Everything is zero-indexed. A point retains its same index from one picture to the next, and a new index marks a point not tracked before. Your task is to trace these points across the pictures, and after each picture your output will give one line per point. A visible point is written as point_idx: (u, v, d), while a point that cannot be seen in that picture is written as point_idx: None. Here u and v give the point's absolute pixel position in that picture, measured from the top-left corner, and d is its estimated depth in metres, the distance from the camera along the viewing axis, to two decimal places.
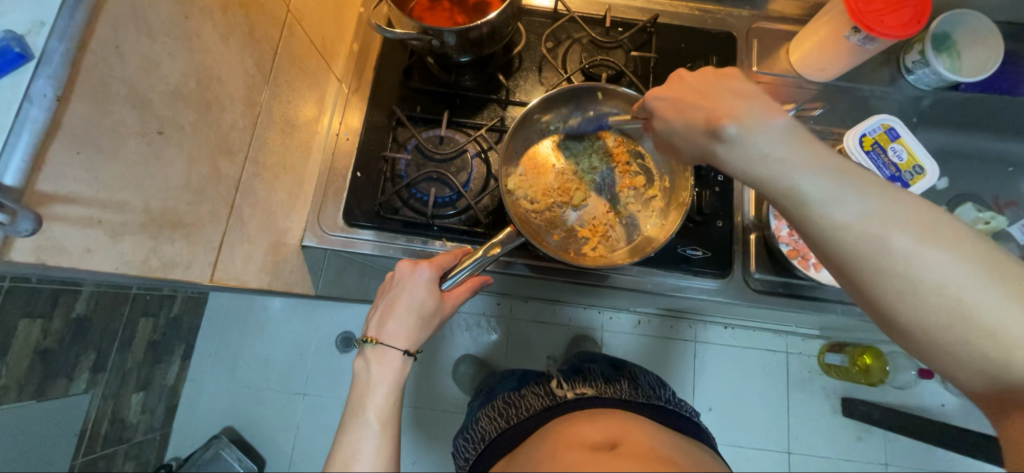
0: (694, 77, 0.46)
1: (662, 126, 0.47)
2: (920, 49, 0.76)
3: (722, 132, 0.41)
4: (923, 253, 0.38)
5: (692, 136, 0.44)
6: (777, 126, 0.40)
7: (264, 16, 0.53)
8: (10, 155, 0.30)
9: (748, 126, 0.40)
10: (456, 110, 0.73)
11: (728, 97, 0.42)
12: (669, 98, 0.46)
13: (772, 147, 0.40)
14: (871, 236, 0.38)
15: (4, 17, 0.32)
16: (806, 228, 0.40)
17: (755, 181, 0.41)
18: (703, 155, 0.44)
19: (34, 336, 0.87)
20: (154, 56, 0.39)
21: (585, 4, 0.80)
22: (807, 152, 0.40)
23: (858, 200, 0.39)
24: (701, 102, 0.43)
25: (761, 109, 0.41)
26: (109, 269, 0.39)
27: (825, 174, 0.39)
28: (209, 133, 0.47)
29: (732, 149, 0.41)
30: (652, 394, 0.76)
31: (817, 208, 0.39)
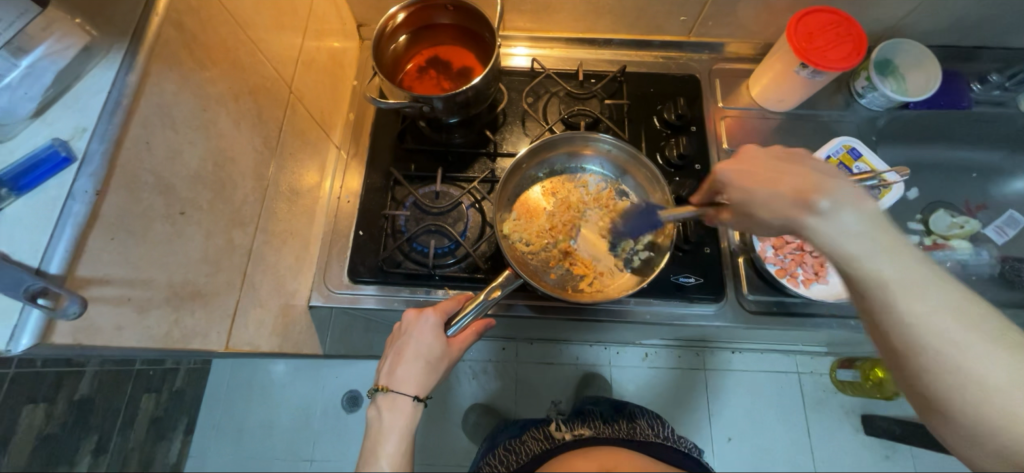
0: (767, 158, 0.47)
1: (741, 194, 0.46)
2: (866, 76, 0.83)
3: (815, 206, 0.41)
4: (972, 346, 0.41)
5: (780, 205, 0.43)
6: (868, 210, 0.42)
7: (270, 100, 0.59)
8: (55, 247, 0.34)
9: (839, 202, 0.41)
10: (449, 165, 0.78)
11: (805, 171, 0.44)
12: (743, 168, 0.47)
13: (861, 229, 0.41)
14: (935, 323, 0.41)
15: (50, 127, 0.37)
16: (878, 309, 0.43)
17: (838, 257, 0.43)
18: (790, 225, 0.44)
19: (36, 422, 0.87)
20: (177, 146, 0.43)
21: (559, 62, 0.88)
22: (891, 239, 0.42)
23: (929, 289, 0.41)
24: (787, 176, 0.44)
25: (848, 188, 0.42)
26: (137, 344, 0.41)
27: (904, 263, 0.41)
28: (224, 208, 0.51)
29: (823, 223, 0.42)
30: (650, 432, 0.77)
31: (895, 293, 0.41)
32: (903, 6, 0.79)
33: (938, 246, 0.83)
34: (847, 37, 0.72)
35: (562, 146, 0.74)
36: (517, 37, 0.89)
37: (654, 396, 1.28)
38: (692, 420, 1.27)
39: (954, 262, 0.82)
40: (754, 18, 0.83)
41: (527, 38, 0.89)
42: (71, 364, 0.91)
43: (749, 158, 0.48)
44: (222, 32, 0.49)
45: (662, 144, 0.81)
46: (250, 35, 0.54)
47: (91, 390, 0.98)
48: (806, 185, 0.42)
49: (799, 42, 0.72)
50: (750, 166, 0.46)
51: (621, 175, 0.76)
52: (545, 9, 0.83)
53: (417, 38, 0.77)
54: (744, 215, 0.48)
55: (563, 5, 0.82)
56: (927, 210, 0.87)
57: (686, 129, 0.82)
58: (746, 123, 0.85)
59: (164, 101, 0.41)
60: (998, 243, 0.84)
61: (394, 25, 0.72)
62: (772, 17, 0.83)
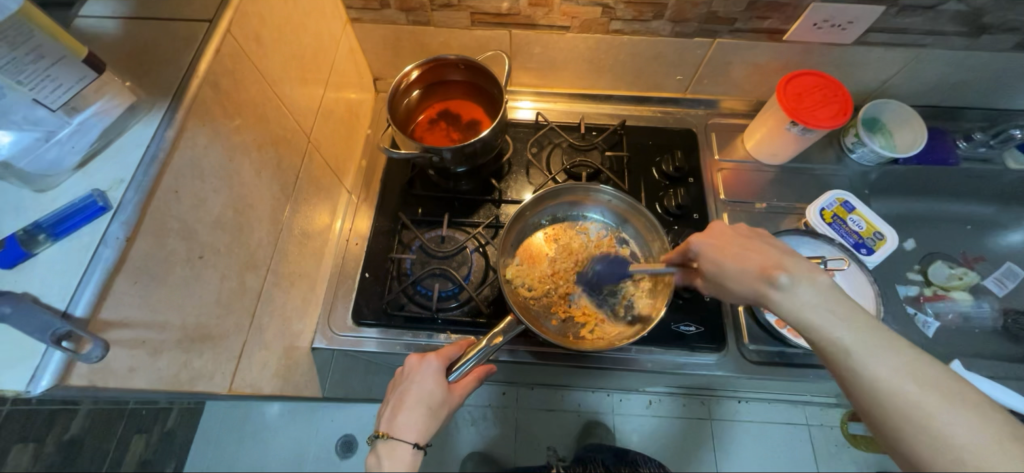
0: (735, 234, 0.54)
1: (713, 265, 0.53)
2: (854, 132, 0.87)
3: (775, 280, 0.47)
4: (950, 416, 0.39)
5: (746, 278, 0.50)
6: (822, 282, 0.47)
7: (290, 149, 0.63)
8: (82, 291, 0.36)
9: (796, 276, 0.47)
10: (455, 211, 0.81)
11: (770, 249, 0.50)
12: (715, 242, 0.54)
13: (818, 299, 0.46)
14: (902, 388, 0.41)
15: (90, 177, 0.40)
16: (843, 373, 0.44)
17: (805, 326, 0.46)
18: (759, 298, 0.49)
19: (24, 463, 0.85)
20: (203, 195, 0.46)
21: (562, 115, 0.93)
22: (844, 307, 0.45)
23: (888, 353, 0.43)
24: (749, 252, 0.51)
25: (806, 264, 0.48)
26: (146, 386, 0.42)
27: (858, 328, 0.44)
28: (240, 251, 0.53)
29: (783, 295, 0.47)
30: None
31: (854, 355, 0.43)
32: (886, 70, 0.84)
33: (939, 297, 0.83)
34: (833, 98, 0.77)
35: (564, 196, 0.77)
36: (523, 92, 0.94)
37: (658, 448, 1.25)
38: None
39: (956, 315, 0.81)
40: (746, 78, 0.89)
41: (532, 92, 0.94)
42: (66, 401, 0.91)
43: (720, 233, 0.55)
44: (252, 90, 0.53)
45: (661, 194, 0.84)
46: (276, 91, 0.58)
47: (82, 428, 0.97)
48: (767, 262, 0.49)
49: (789, 102, 0.77)
50: (717, 241, 0.54)
51: (621, 223, 0.78)
52: (550, 67, 0.89)
53: (429, 92, 0.82)
54: (716, 284, 0.54)
55: (566, 64, 0.88)
56: (924, 262, 0.87)
57: (684, 180, 0.85)
58: (742, 175, 0.89)
59: (196, 154, 0.45)
60: (998, 295, 0.84)
61: (408, 81, 0.77)
62: (763, 77, 0.88)
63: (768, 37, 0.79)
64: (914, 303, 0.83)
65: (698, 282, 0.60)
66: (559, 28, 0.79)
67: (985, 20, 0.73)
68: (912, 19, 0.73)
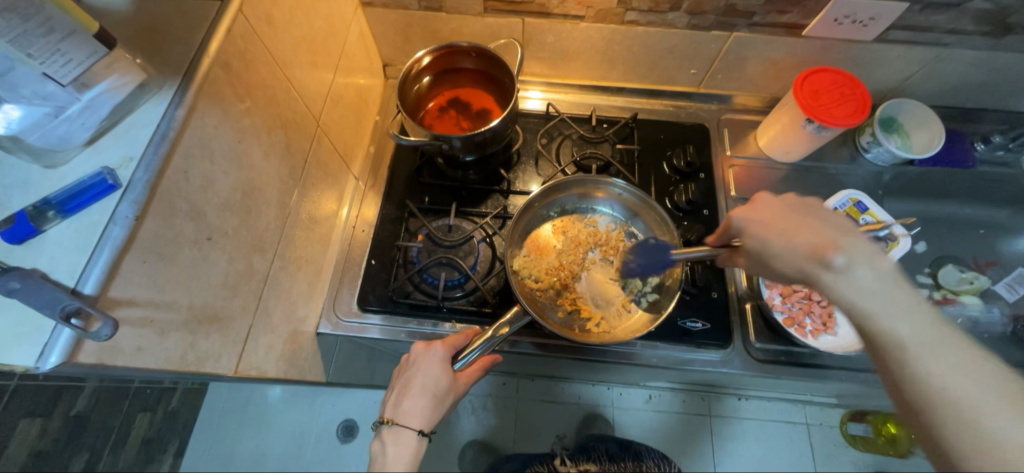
0: (782, 209, 0.51)
1: (758, 242, 0.50)
2: (870, 132, 0.85)
3: (830, 260, 0.45)
4: (1001, 414, 0.40)
5: (796, 257, 0.48)
6: (883, 269, 0.45)
7: (299, 133, 0.62)
8: (91, 269, 0.35)
9: (854, 259, 0.45)
10: (462, 200, 0.80)
11: (823, 227, 0.47)
12: (763, 218, 0.50)
13: (877, 285, 0.45)
14: (950, 384, 0.41)
15: (100, 154, 0.40)
16: (892, 366, 0.44)
17: (857, 314, 0.45)
18: (807, 277, 0.48)
19: (32, 436, 0.86)
20: (212, 176, 0.46)
21: (573, 106, 0.92)
22: (909, 299, 0.44)
23: (949, 350, 0.42)
24: (799, 230, 0.48)
25: (866, 246, 0.46)
26: (154, 366, 0.42)
27: (919, 322, 0.43)
28: (247, 234, 0.53)
29: (838, 278, 0.45)
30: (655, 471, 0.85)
31: (910, 349, 0.43)
32: (906, 68, 0.82)
33: (949, 301, 0.83)
34: (851, 96, 0.75)
35: (574, 188, 0.77)
36: (533, 81, 0.93)
37: (656, 442, 1.25)
38: (697, 467, 1.23)
39: (966, 318, 0.81)
40: (762, 73, 0.87)
41: (542, 83, 0.93)
42: (71, 379, 0.91)
43: (761, 206, 0.52)
44: (262, 71, 0.52)
45: (671, 189, 0.83)
46: (287, 73, 0.58)
47: (88, 406, 0.97)
48: (820, 239, 0.46)
49: (806, 100, 0.75)
50: (767, 218, 0.50)
51: (631, 217, 0.77)
52: (563, 57, 0.87)
53: (439, 80, 0.81)
54: (760, 260, 0.52)
55: (579, 55, 0.87)
56: (935, 265, 0.87)
57: (694, 176, 0.84)
58: (754, 172, 0.88)
59: (205, 134, 0.44)
60: (1009, 300, 0.82)
61: (419, 67, 0.76)
62: (778, 73, 0.87)
63: (786, 32, 0.77)
64: None
65: (740, 261, 0.55)
66: (573, 18, 0.78)
67: (1011, 20, 0.71)
68: (937, 17, 0.71)
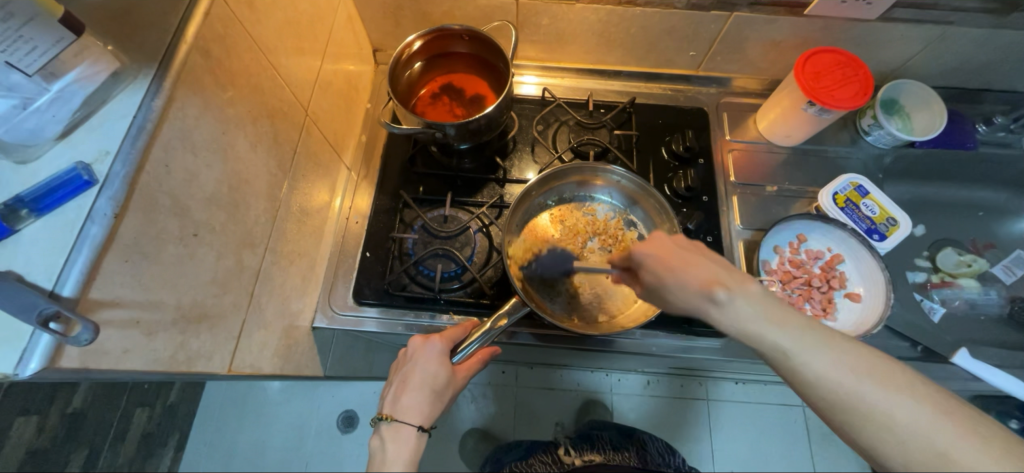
0: (675, 245, 0.49)
1: (654, 279, 0.48)
2: (872, 114, 0.84)
3: (714, 296, 0.44)
4: (891, 402, 0.40)
5: (688, 295, 0.46)
6: (754, 292, 0.44)
7: (286, 122, 0.60)
8: (69, 270, 0.34)
9: (735, 292, 0.44)
10: (457, 189, 0.79)
11: (707, 262, 0.46)
12: (657, 254, 0.48)
13: (753, 310, 0.44)
14: (840, 385, 0.42)
15: (74, 148, 0.38)
16: (787, 375, 0.44)
17: (745, 337, 0.45)
18: (696, 313, 0.46)
19: (28, 435, 0.85)
20: (195, 169, 0.44)
21: (569, 91, 0.90)
22: (782, 313, 0.44)
23: (821, 353, 0.43)
24: (687, 265, 0.46)
25: (738, 276, 0.45)
26: (142, 368, 0.41)
27: (795, 331, 0.43)
28: (236, 229, 0.51)
29: (719, 311, 0.45)
30: (660, 461, 0.85)
31: (793, 360, 0.43)
32: (909, 48, 0.81)
33: (946, 284, 0.83)
34: (854, 77, 0.73)
35: (572, 176, 0.75)
36: (527, 66, 0.91)
37: (654, 426, 1.26)
38: (694, 450, 1.24)
39: (962, 301, 0.81)
40: (763, 55, 0.85)
41: (537, 67, 0.91)
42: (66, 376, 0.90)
43: (655, 239, 0.50)
44: (245, 58, 0.50)
45: (670, 175, 0.82)
46: (271, 60, 0.55)
47: (84, 403, 0.96)
48: (710, 275, 0.45)
49: (808, 81, 0.73)
50: (658, 251, 0.48)
51: (630, 205, 0.76)
52: (558, 40, 0.85)
53: (431, 65, 0.78)
54: (654, 296, 0.50)
55: (575, 37, 0.84)
56: (934, 248, 0.86)
57: (694, 161, 0.83)
58: (753, 156, 0.86)
59: (186, 126, 0.42)
60: (1007, 283, 0.83)
61: (410, 52, 0.73)
62: (779, 54, 0.85)
63: (787, 11, 0.75)
64: (920, 289, 0.82)
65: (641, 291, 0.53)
66: None
67: None
68: None
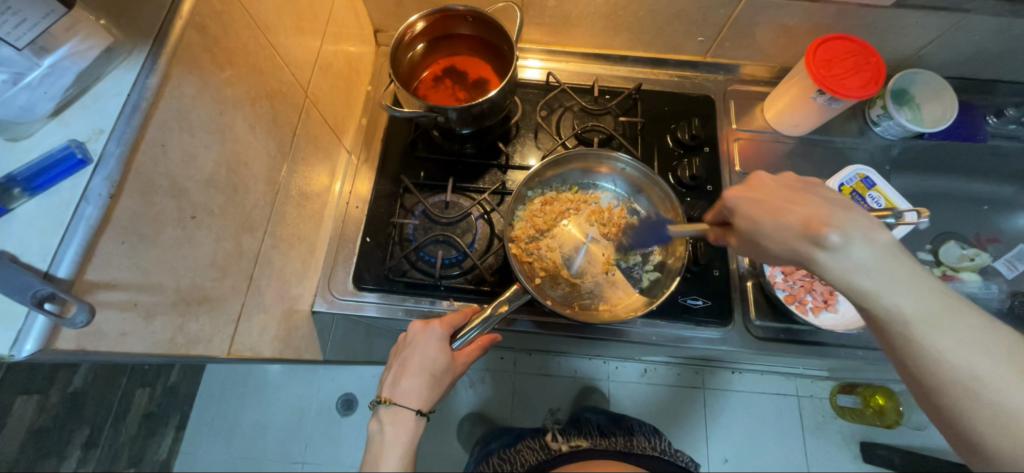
0: (777, 187, 0.48)
1: (747, 223, 0.48)
2: (882, 104, 0.82)
3: (825, 240, 0.43)
4: (1006, 380, 0.42)
5: (786, 237, 0.45)
6: (881, 243, 0.44)
7: (286, 104, 0.59)
8: (64, 252, 0.33)
9: (851, 236, 0.43)
10: (459, 175, 0.77)
11: (818, 203, 0.45)
12: (749, 197, 0.48)
13: (875, 263, 0.43)
14: (959, 357, 0.43)
15: (68, 126, 0.37)
16: (899, 343, 0.45)
17: (855, 294, 0.45)
18: (797, 258, 0.46)
19: (30, 412, 0.85)
20: (192, 150, 0.43)
21: (574, 76, 0.88)
22: (910, 277, 0.44)
23: (950, 324, 0.43)
24: (794, 207, 0.45)
25: (861, 221, 0.44)
26: (140, 350, 0.40)
27: (921, 295, 0.43)
28: (234, 212, 0.50)
29: (832, 258, 0.44)
30: (648, 445, 0.84)
31: (916, 326, 0.43)
32: (922, 37, 0.79)
33: (948, 277, 0.81)
34: (865, 66, 0.72)
35: (576, 162, 0.74)
36: (531, 49, 0.89)
37: (650, 413, 1.27)
38: (689, 437, 1.26)
39: (964, 295, 0.79)
40: (773, 42, 0.83)
41: (541, 51, 0.89)
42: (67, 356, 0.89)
43: (759, 186, 0.49)
44: (242, 35, 0.49)
45: (675, 163, 0.81)
46: (270, 39, 0.54)
47: (85, 383, 0.96)
48: (815, 218, 0.44)
49: (819, 70, 0.72)
50: (758, 195, 0.47)
51: (634, 193, 0.75)
52: (564, 23, 0.83)
53: (434, 47, 0.77)
54: (752, 244, 0.49)
55: (581, 20, 0.82)
56: (936, 242, 0.85)
57: (699, 149, 0.82)
58: (759, 146, 0.85)
59: (183, 105, 0.41)
60: (1008, 277, 0.82)
61: (413, 33, 0.72)
62: (790, 42, 0.83)
63: None
64: None
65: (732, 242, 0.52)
66: None
67: None
68: None
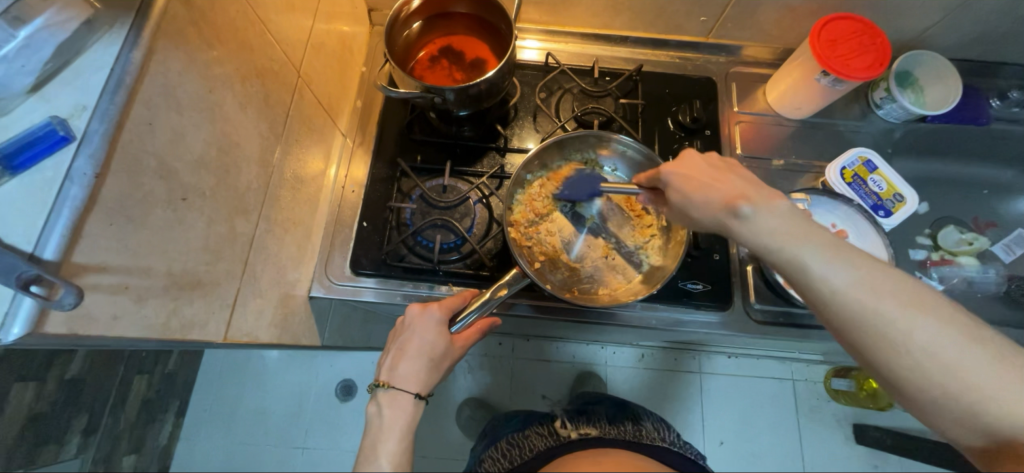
0: (704, 163, 0.50)
1: (679, 198, 0.49)
2: (885, 86, 0.81)
3: (737, 211, 0.45)
4: (914, 320, 0.41)
5: (709, 209, 0.47)
6: (778, 208, 0.45)
7: (278, 83, 0.57)
8: (50, 233, 0.32)
9: (758, 207, 0.45)
10: (457, 158, 0.76)
11: (738, 181, 0.47)
12: (681, 172, 0.49)
13: (774, 225, 0.45)
14: (860, 301, 0.42)
15: (50, 104, 0.35)
16: (806, 293, 0.45)
17: (763, 252, 0.46)
18: (720, 228, 0.48)
19: (28, 399, 0.84)
20: (181, 129, 0.41)
21: (573, 57, 0.86)
22: (806, 231, 0.44)
23: (844, 271, 0.43)
24: (716, 183, 0.47)
25: (766, 193, 0.46)
26: (134, 335, 0.40)
27: (816, 246, 0.44)
28: (227, 195, 0.49)
29: (741, 225, 0.46)
30: (658, 435, 0.84)
31: (816, 276, 0.43)
32: (928, 17, 0.77)
33: (945, 262, 0.81)
34: (870, 46, 0.70)
35: (577, 145, 0.72)
36: (529, 29, 0.87)
37: (647, 397, 1.28)
38: (685, 421, 1.27)
39: (961, 279, 0.79)
40: (776, 22, 0.81)
41: (540, 31, 0.87)
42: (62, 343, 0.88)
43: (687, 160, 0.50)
44: (230, 10, 0.47)
45: (676, 146, 0.80)
46: (260, 15, 0.52)
47: (81, 369, 0.95)
48: (733, 192, 0.46)
49: (823, 50, 0.70)
50: (687, 170, 0.49)
51: (635, 177, 0.74)
52: (563, 2, 0.81)
53: (430, 26, 0.74)
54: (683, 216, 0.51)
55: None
56: (935, 226, 0.84)
57: (700, 132, 0.81)
58: (761, 129, 0.84)
59: (169, 82, 0.39)
60: (1005, 261, 0.81)
61: (408, 11, 0.70)
62: (793, 21, 0.81)
63: None
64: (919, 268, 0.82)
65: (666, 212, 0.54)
66: None
67: None
68: None
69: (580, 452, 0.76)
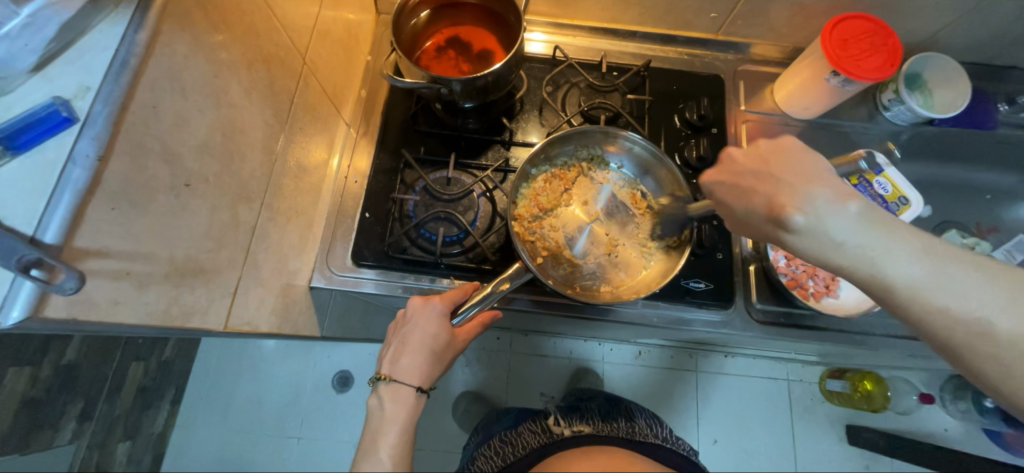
0: (746, 161, 0.48)
1: (725, 206, 0.49)
2: (894, 88, 0.81)
3: (790, 224, 0.43)
4: (987, 305, 0.42)
5: (759, 220, 0.46)
6: (842, 212, 0.43)
7: (283, 70, 0.56)
8: (51, 215, 0.31)
9: (816, 216, 0.43)
10: (461, 151, 0.75)
11: (783, 180, 0.45)
12: (726, 182, 0.49)
13: (841, 232, 0.43)
14: (933, 294, 0.42)
15: (52, 84, 0.35)
16: (881, 295, 0.44)
17: (828, 265, 0.44)
18: (773, 238, 0.46)
19: (23, 386, 0.81)
20: (186, 113, 0.41)
21: (581, 51, 0.85)
22: (875, 232, 0.43)
23: (916, 266, 0.42)
24: (760, 189, 0.46)
25: (828, 194, 0.43)
26: (135, 321, 0.39)
27: (886, 247, 0.42)
28: (230, 182, 0.48)
29: (800, 238, 0.44)
30: (650, 432, 0.84)
31: (890, 279, 0.43)
32: (939, 19, 0.77)
33: None
34: (882, 47, 0.70)
35: (584, 141, 0.72)
36: (537, 22, 0.86)
37: (643, 394, 1.29)
38: (680, 419, 1.27)
39: None
40: (787, 20, 0.80)
41: (548, 23, 0.86)
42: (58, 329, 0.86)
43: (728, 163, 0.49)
44: None
45: (682, 144, 0.79)
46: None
47: (78, 355, 0.94)
48: (778, 201, 0.44)
49: (834, 49, 0.70)
50: (730, 178, 0.48)
51: (641, 175, 0.74)
52: None
53: (438, 16, 0.74)
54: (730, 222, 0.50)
55: None
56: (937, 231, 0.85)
57: (706, 130, 0.80)
58: (767, 128, 0.83)
59: (174, 65, 0.39)
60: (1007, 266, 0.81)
61: None
62: (804, 20, 0.80)
63: None
64: None
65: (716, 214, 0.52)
66: None
67: None
68: None
69: (572, 449, 0.76)
